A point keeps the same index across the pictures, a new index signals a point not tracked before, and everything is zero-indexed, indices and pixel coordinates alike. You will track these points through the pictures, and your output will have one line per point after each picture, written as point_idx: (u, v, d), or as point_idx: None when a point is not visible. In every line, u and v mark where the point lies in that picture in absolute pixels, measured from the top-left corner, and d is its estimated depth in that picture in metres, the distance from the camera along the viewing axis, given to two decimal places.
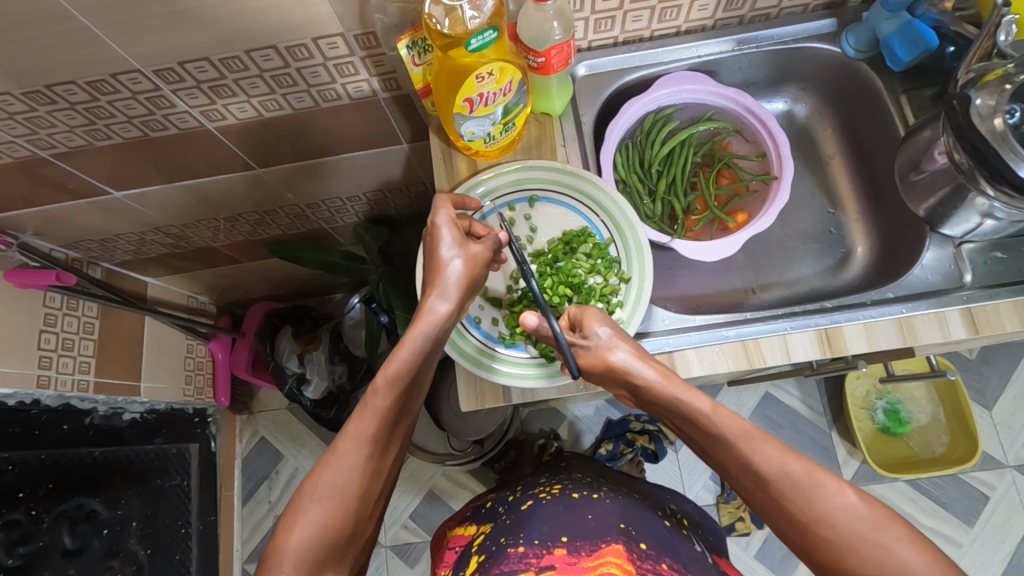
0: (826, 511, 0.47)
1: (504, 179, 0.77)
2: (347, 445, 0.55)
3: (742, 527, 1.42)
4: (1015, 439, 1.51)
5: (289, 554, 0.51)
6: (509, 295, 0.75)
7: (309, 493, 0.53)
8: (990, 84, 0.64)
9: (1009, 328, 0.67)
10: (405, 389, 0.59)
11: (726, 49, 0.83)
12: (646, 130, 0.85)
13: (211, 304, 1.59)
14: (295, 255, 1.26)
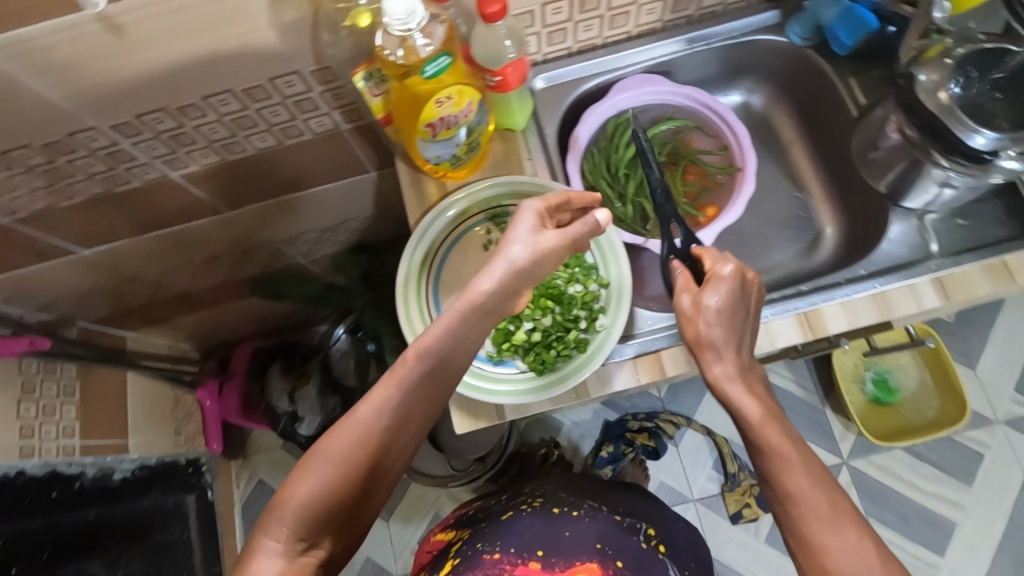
0: (830, 543, 0.53)
1: (477, 198, 0.78)
2: (364, 407, 0.58)
3: (750, 513, 1.44)
4: (1002, 397, 1.55)
5: (295, 502, 0.54)
6: None
7: (320, 449, 0.56)
8: (933, 60, 0.66)
9: (980, 293, 0.69)
10: (430, 367, 0.59)
11: (678, 48, 0.85)
12: (609, 135, 0.87)
13: (193, 350, 1.56)
14: (276, 290, 1.29)
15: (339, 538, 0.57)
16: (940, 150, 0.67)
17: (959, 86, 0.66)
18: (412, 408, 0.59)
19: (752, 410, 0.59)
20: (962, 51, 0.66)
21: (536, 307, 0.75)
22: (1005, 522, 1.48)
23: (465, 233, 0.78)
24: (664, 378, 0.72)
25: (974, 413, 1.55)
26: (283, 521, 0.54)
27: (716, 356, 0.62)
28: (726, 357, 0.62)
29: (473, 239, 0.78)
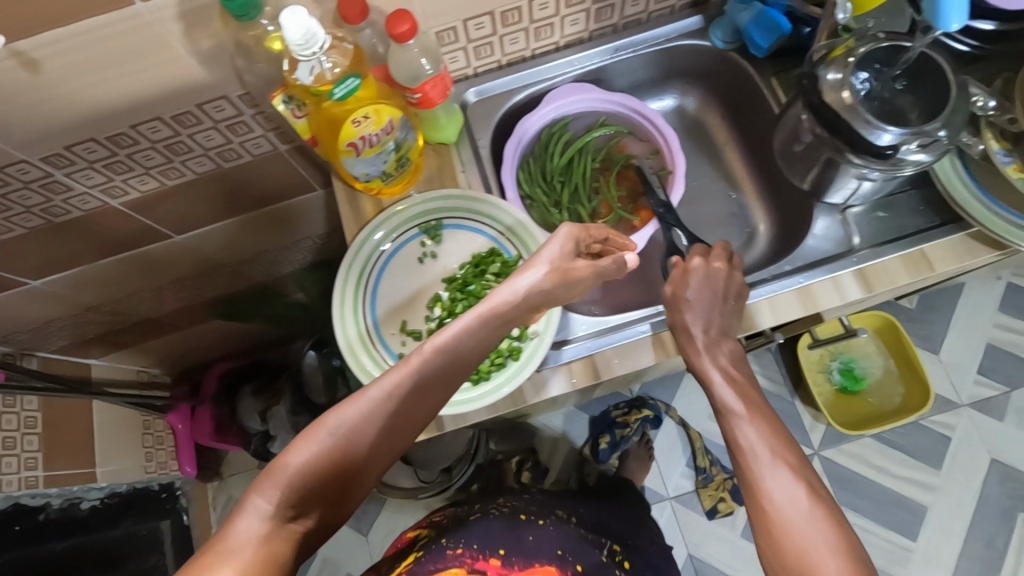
0: (770, 487, 0.54)
1: (410, 212, 0.78)
2: (378, 387, 0.55)
3: (725, 507, 1.46)
4: (966, 379, 1.58)
5: (291, 470, 0.50)
6: (427, 327, 0.76)
7: (325, 418, 0.53)
8: (838, 60, 0.68)
9: (900, 282, 0.72)
10: (447, 358, 0.58)
11: (605, 57, 0.87)
12: (544, 144, 0.88)
13: (163, 375, 1.56)
14: (235, 312, 1.33)
15: (326, 516, 0.53)
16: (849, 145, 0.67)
17: (867, 76, 0.68)
18: (425, 400, 0.57)
19: (716, 373, 0.66)
20: (864, 50, 0.67)
21: None
22: (975, 504, 1.50)
23: (399, 248, 0.78)
24: (599, 380, 0.74)
25: (940, 397, 1.57)
26: (277, 487, 0.50)
27: (688, 335, 0.69)
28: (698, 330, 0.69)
29: (408, 252, 0.79)
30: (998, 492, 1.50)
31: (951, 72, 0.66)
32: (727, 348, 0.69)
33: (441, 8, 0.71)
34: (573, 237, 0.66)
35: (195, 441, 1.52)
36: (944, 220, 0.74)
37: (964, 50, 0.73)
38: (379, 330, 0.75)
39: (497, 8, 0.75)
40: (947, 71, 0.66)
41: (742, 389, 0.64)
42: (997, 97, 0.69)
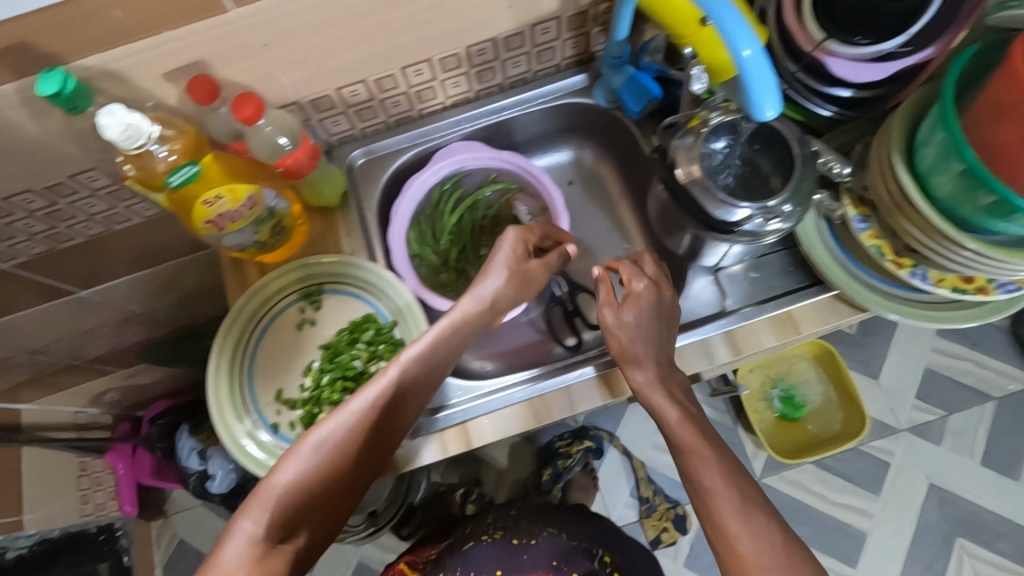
0: (739, 531, 0.58)
1: (289, 277, 0.79)
2: (355, 401, 0.62)
3: (668, 537, 1.46)
4: (904, 404, 1.58)
5: (278, 488, 0.57)
6: (302, 395, 0.75)
7: (307, 439, 0.60)
8: (692, 131, 0.70)
9: (766, 345, 0.73)
10: (413, 376, 0.65)
11: (492, 115, 0.89)
12: (435, 202, 0.89)
13: (105, 413, 1.47)
14: (166, 356, 1.28)
15: (315, 530, 0.59)
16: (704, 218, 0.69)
17: (723, 144, 0.71)
18: (397, 410, 0.64)
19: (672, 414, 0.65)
20: (717, 118, 0.69)
21: (333, 391, 0.73)
22: (913, 530, 1.50)
23: (278, 313, 0.78)
24: (472, 447, 0.74)
25: (879, 422, 1.57)
26: (264, 508, 0.56)
27: (638, 367, 0.67)
28: (644, 359, 0.67)
29: (289, 318, 0.79)
30: (937, 516, 1.50)
31: (796, 143, 0.69)
32: (677, 379, 0.69)
33: (308, 79, 0.72)
34: (520, 241, 0.71)
35: (136, 481, 1.51)
36: (812, 282, 0.75)
37: (826, 115, 0.74)
38: (254, 399, 0.75)
39: (369, 77, 0.76)
40: (791, 141, 0.69)
41: (698, 425, 0.65)
42: (852, 164, 0.70)
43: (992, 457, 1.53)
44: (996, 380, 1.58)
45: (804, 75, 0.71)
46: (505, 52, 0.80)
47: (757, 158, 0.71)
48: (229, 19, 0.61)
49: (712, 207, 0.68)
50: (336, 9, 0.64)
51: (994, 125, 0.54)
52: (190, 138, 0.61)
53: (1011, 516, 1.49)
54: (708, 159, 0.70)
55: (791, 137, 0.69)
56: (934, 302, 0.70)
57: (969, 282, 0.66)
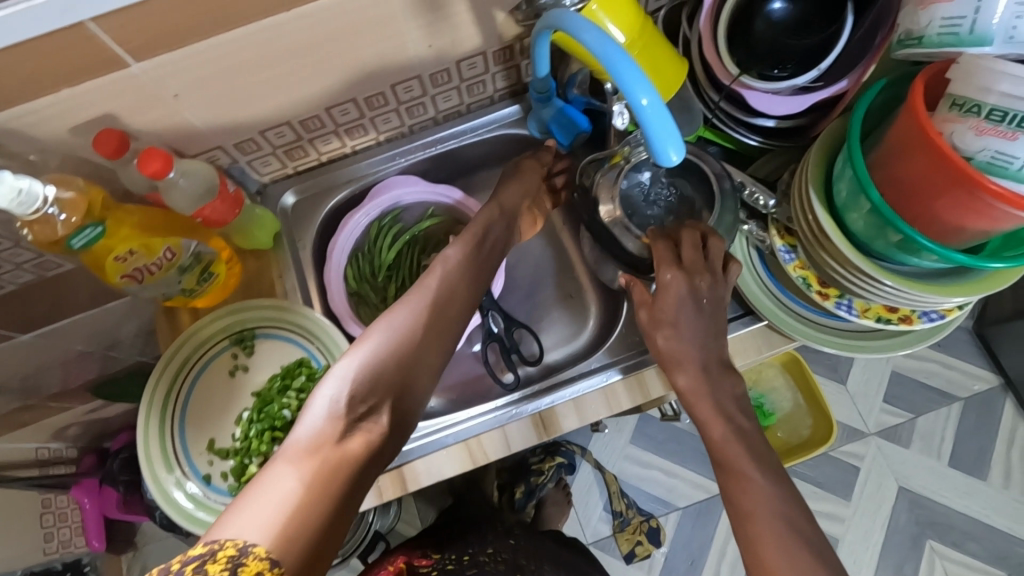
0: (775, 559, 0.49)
1: (218, 322, 0.77)
2: (405, 299, 0.63)
3: (642, 550, 1.43)
4: (873, 407, 1.48)
5: (346, 373, 0.56)
6: (234, 444, 0.74)
7: (375, 328, 0.60)
8: (610, 170, 0.72)
9: None
10: (458, 277, 0.68)
11: (427, 149, 0.88)
12: (373, 237, 0.87)
13: (71, 447, 1.28)
14: (120, 392, 1.18)
15: (398, 411, 0.57)
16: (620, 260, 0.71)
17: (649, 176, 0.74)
18: (448, 305, 0.65)
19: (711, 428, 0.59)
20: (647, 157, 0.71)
21: (261, 442, 0.72)
22: (883, 532, 1.40)
23: (209, 361, 0.77)
24: (407, 492, 0.72)
25: (846, 425, 1.47)
26: (343, 382, 0.55)
27: (679, 369, 0.62)
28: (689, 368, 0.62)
29: (220, 364, 0.77)
30: (907, 518, 1.40)
31: (716, 178, 0.70)
32: (728, 389, 0.61)
33: (228, 125, 0.71)
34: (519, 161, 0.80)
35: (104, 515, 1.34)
36: (747, 311, 0.75)
37: (753, 144, 0.73)
38: (185, 450, 0.74)
39: (295, 118, 0.75)
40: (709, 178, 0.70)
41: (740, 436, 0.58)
42: (777, 196, 0.70)
43: (959, 459, 1.44)
44: (962, 381, 1.49)
45: (726, 105, 0.71)
46: (433, 88, 0.80)
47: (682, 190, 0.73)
48: (132, 74, 0.59)
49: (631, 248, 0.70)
50: (241, 57, 0.63)
51: (902, 162, 0.54)
52: (93, 197, 0.62)
53: (983, 518, 1.39)
54: (629, 193, 0.73)
55: (712, 173, 0.71)
56: (857, 330, 0.70)
57: (893, 312, 0.66)
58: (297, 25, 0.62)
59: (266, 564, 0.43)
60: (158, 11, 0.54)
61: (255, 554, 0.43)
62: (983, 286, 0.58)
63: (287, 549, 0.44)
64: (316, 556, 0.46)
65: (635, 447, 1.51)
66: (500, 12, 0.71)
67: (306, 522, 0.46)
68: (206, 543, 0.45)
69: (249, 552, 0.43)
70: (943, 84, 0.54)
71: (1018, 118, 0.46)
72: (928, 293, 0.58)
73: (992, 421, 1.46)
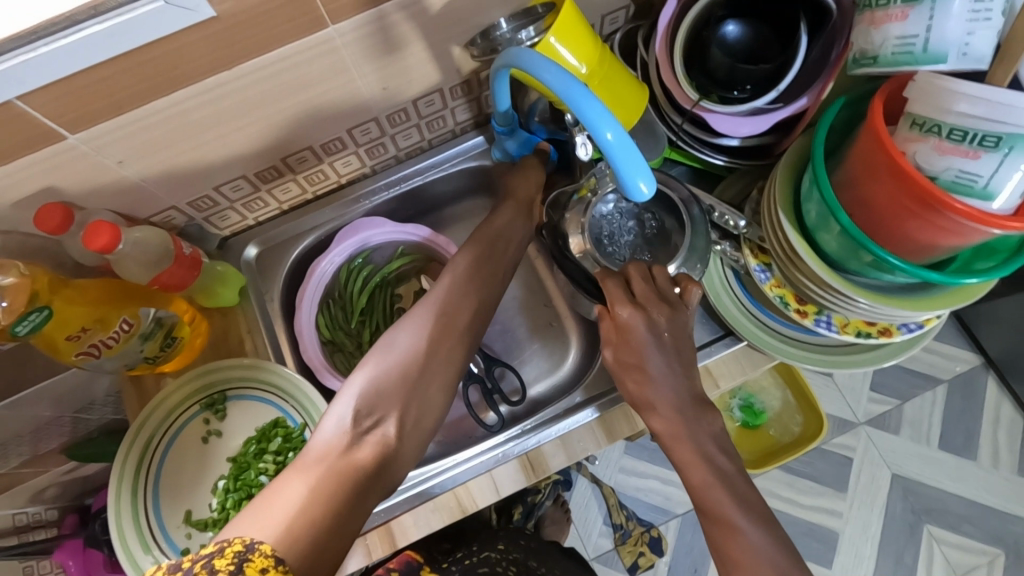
0: None
1: (188, 386, 0.74)
2: (416, 307, 0.64)
3: (645, 561, 1.42)
4: (861, 399, 1.49)
5: (356, 386, 0.57)
6: (213, 514, 0.71)
7: (382, 346, 0.61)
8: (579, 204, 0.72)
9: None
10: (469, 289, 0.67)
11: (392, 187, 0.86)
12: (343, 282, 0.85)
13: (49, 509, 1.20)
14: (98, 453, 1.11)
15: (406, 423, 0.58)
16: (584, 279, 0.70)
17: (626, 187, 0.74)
18: (462, 311, 0.65)
19: (696, 468, 0.58)
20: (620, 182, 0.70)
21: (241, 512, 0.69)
22: (881, 523, 1.40)
23: (180, 429, 0.73)
24: (397, 547, 0.70)
25: (836, 418, 1.48)
26: (349, 400, 0.56)
27: (658, 416, 0.62)
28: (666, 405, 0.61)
29: (193, 430, 0.74)
30: (904, 506, 1.41)
31: (683, 204, 0.70)
32: (707, 429, 0.61)
33: (180, 184, 0.69)
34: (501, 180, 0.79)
35: None
36: (726, 332, 0.74)
37: (719, 164, 0.73)
38: (161, 524, 0.70)
39: (250, 171, 0.73)
40: (678, 206, 0.70)
41: (723, 474, 0.57)
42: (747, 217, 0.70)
43: (948, 442, 1.45)
44: (944, 364, 1.50)
45: (690, 127, 0.71)
46: (393, 127, 0.78)
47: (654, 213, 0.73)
48: (71, 145, 0.57)
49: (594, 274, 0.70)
50: (186, 117, 0.60)
51: (869, 181, 0.53)
52: (39, 278, 0.59)
53: (976, 499, 1.41)
54: (600, 222, 0.73)
55: (679, 199, 0.71)
56: (836, 345, 0.69)
57: (872, 325, 0.66)
58: (243, 83, 0.59)
59: (273, 559, 0.43)
60: (91, 81, 0.51)
61: (262, 550, 0.44)
62: (956, 299, 0.57)
63: (292, 549, 0.45)
64: (317, 564, 0.46)
65: (630, 458, 1.50)
66: (455, 49, 0.70)
67: (311, 524, 0.47)
68: (217, 542, 0.45)
69: (255, 548, 0.44)
70: (903, 98, 0.53)
71: (980, 137, 0.46)
72: (901, 309, 0.58)
73: (977, 402, 1.47)
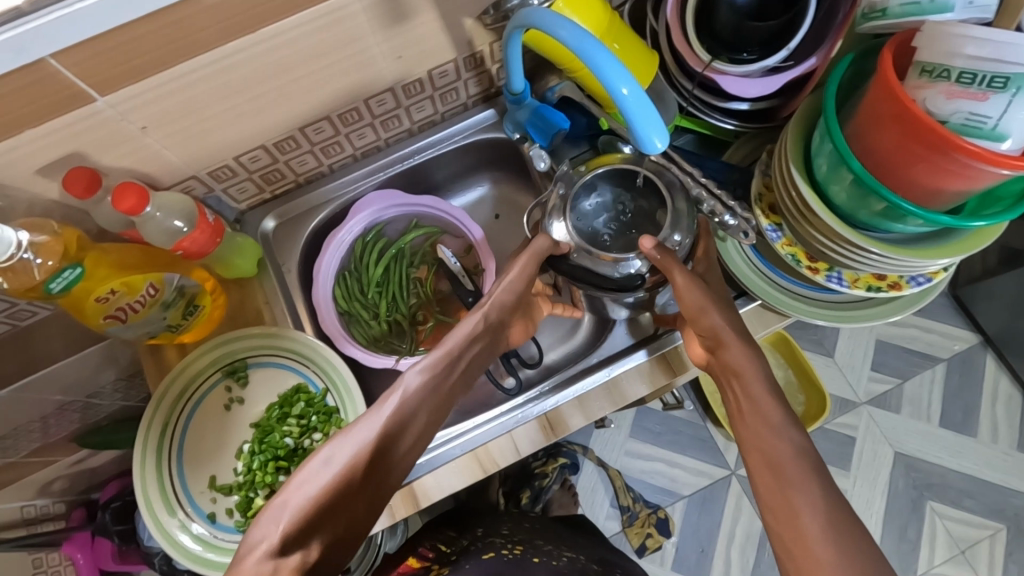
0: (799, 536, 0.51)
1: (207, 356, 0.75)
2: (369, 412, 0.54)
3: (653, 543, 1.42)
4: (861, 377, 1.51)
5: (288, 506, 0.47)
6: (237, 480, 0.72)
7: (315, 460, 0.50)
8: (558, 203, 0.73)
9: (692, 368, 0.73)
10: (425, 402, 0.55)
11: (408, 159, 0.88)
12: (358, 256, 0.86)
13: (58, 502, 1.21)
14: (109, 441, 1.11)
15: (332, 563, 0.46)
16: (597, 274, 0.71)
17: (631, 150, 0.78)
18: (434, 419, 0.56)
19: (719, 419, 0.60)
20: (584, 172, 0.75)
21: (266, 473, 0.70)
22: (884, 498, 1.42)
23: (202, 397, 0.74)
24: (419, 509, 0.71)
25: (838, 397, 1.49)
26: (276, 524, 0.46)
27: None
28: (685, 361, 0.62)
29: (215, 398, 0.75)
30: (906, 483, 1.43)
31: (651, 171, 0.74)
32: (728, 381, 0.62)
33: (201, 154, 0.70)
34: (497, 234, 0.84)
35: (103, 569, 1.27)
36: (738, 293, 0.75)
37: (728, 128, 0.75)
38: (185, 489, 0.71)
39: (269, 141, 0.74)
40: (661, 187, 0.73)
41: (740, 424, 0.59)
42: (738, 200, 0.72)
43: (948, 418, 1.47)
44: (942, 343, 1.52)
45: (700, 92, 0.72)
46: (406, 99, 0.79)
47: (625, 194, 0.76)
48: (98, 108, 0.57)
49: (604, 269, 0.71)
50: (212, 82, 0.61)
51: (876, 132, 0.55)
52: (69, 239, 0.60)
53: (976, 474, 1.43)
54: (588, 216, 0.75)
55: (659, 180, 0.73)
56: (845, 300, 0.71)
57: (882, 279, 0.68)
58: (266, 47, 0.61)
59: None
60: (120, 42, 0.52)
61: None
62: (967, 244, 0.59)
63: None
64: None
65: (635, 440, 1.51)
66: (469, 19, 0.71)
67: None
68: None
69: None
70: (909, 52, 0.55)
71: (988, 79, 0.48)
72: (913, 258, 0.60)
73: (974, 378, 1.50)
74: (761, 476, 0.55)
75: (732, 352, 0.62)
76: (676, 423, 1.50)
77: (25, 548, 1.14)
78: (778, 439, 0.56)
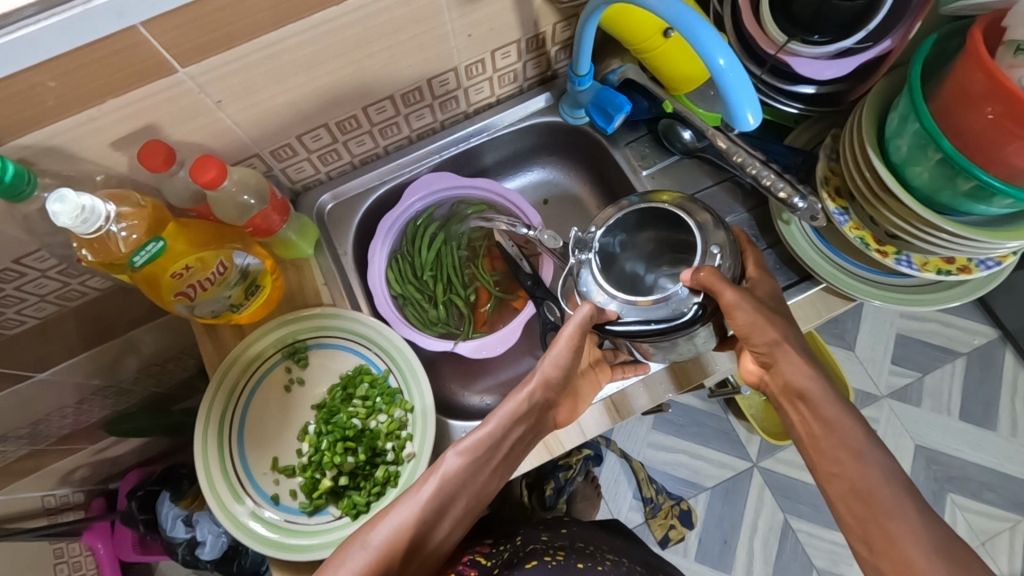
0: (896, 529, 0.51)
1: (269, 337, 0.74)
2: (400, 503, 0.57)
3: (676, 534, 1.37)
4: (882, 370, 1.51)
5: None
6: (300, 461, 0.72)
7: (354, 545, 0.54)
8: (583, 277, 0.65)
9: (725, 368, 0.73)
10: (459, 490, 0.58)
11: (463, 142, 0.87)
12: (410, 238, 0.85)
13: (77, 491, 1.18)
14: (137, 429, 1.09)
15: None
16: (649, 324, 0.61)
17: (691, 135, 0.78)
18: (466, 504, 0.59)
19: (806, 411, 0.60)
20: (594, 231, 0.66)
21: (334, 453, 0.71)
22: None
23: (262, 377, 0.73)
24: None
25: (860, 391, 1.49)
26: None
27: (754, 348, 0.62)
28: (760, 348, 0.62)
29: (276, 378, 0.74)
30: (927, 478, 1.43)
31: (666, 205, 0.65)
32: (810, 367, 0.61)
33: (267, 131, 0.69)
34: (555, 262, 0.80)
35: (120, 560, 1.25)
36: (801, 277, 0.75)
37: (793, 112, 0.75)
38: (247, 471, 0.70)
39: (331, 120, 0.73)
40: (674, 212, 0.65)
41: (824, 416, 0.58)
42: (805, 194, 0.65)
43: (969, 413, 1.47)
44: (962, 337, 1.53)
45: (769, 77, 0.72)
46: (467, 81, 0.79)
47: (647, 240, 0.66)
48: (180, 80, 0.56)
49: (656, 314, 0.61)
50: (285, 57, 0.60)
51: (966, 111, 0.55)
52: (149, 213, 0.62)
53: (996, 467, 1.42)
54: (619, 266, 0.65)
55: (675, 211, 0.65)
56: (910, 284, 0.72)
57: (951, 263, 0.67)
58: (343, 22, 0.60)
59: None
60: (215, 8, 0.51)
61: None
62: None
63: None
64: None
65: (658, 432, 1.46)
66: None
67: None
68: None
69: None
70: (998, 33, 0.55)
71: None
72: (984, 239, 0.59)
73: (994, 373, 1.50)
74: (845, 503, 0.55)
75: (792, 369, 0.61)
76: (697, 414, 1.46)
77: (46, 538, 1.12)
78: (864, 464, 0.55)
